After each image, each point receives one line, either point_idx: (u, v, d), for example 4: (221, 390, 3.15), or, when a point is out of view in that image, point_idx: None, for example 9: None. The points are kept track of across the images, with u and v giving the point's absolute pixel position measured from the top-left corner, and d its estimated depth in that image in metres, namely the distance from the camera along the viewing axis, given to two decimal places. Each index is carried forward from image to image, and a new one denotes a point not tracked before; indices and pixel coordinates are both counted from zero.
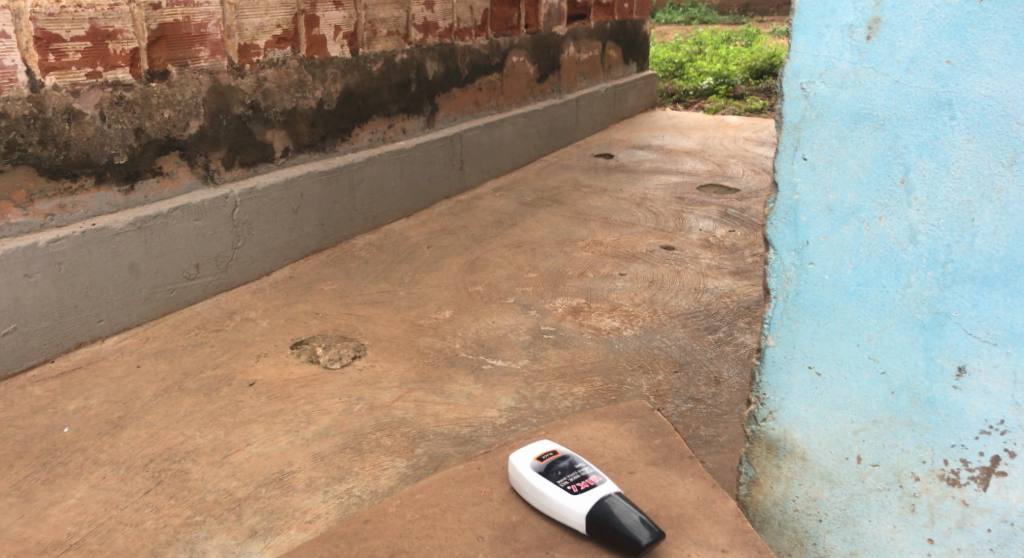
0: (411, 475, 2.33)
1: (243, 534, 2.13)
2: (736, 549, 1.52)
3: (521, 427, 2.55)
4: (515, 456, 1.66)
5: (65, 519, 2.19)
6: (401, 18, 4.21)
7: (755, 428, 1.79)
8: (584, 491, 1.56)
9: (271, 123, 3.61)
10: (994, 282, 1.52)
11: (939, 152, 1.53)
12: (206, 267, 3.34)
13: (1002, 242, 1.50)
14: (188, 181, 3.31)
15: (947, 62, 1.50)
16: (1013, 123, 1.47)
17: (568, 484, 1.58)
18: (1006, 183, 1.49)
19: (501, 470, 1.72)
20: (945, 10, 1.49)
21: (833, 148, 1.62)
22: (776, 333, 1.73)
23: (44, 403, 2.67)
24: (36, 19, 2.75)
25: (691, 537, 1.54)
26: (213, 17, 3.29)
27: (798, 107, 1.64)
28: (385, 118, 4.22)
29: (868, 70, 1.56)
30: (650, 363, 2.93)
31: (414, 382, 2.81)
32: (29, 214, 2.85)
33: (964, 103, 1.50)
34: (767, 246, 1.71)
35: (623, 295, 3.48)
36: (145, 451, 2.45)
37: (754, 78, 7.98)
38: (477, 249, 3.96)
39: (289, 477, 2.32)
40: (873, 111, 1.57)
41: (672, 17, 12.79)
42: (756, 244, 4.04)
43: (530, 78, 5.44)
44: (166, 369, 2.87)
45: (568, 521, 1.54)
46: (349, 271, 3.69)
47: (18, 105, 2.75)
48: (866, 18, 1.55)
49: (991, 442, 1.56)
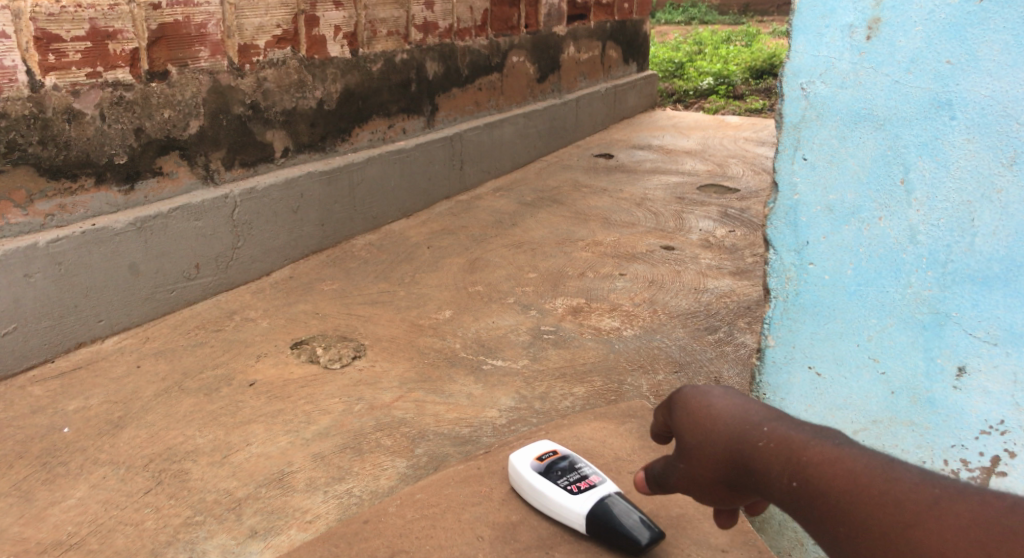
0: (411, 475, 2.33)
1: (244, 534, 2.13)
2: (734, 548, 1.71)
3: (521, 427, 2.55)
4: (518, 458, 1.85)
5: (65, 519, 2.19)
6: (401, 18, 4.21)
7: None
8: (584, 491, 1.75)
9: (271, 123, 3.61)
10: (994, 282, 1.53)
11: (939, 152, 1.54)
12: (207, 267, 3.34)
13: (1002, 242, 1.51)
14: (189, 181, 3.31)
15: (947, 62, 1.52)
16: (1013, 124, 1.48)
17: (568, 484, 1.77)
18: (1005, 184, 1.50)
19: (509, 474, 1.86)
20: (945, 10, 1.51)
21: (833, 148, 1.64)
22: (776, 333, 1.75)
23: (44, 403, 2.67)
24: (36, 19, 2.74)
25: (691, 538, 1.72)
26: (213, 17, 3.29)
27: (798, 107, 1.67)
28: (385, 118, 4.22)
29: (868, 70, 1.59)
30: (650, 363, 2.93)
31: (414, 382, 2.81)
32: (29, 214, 2.85)
33: (964, 103, 1.52)
34: (767, 246, 1.73)
35: (623, 295, 3.48)
36: (146, 451, 2.45)
37: (754, 78, 7.98)
38: (477, 249, 3.96)
39: (289, 478, 2.32)
40: (873, 111, 1.59)
41: (672, 17, 12.80)
42: (756, 244, 4.04)
43: (530, 79, 5.45)
44: (166, 369, 2.87)
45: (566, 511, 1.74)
46: (348, 270, 3.69)
47: (18, 105, 2.75)
48: (866, 18, 1.57)
49: (991, 442, 1.57)
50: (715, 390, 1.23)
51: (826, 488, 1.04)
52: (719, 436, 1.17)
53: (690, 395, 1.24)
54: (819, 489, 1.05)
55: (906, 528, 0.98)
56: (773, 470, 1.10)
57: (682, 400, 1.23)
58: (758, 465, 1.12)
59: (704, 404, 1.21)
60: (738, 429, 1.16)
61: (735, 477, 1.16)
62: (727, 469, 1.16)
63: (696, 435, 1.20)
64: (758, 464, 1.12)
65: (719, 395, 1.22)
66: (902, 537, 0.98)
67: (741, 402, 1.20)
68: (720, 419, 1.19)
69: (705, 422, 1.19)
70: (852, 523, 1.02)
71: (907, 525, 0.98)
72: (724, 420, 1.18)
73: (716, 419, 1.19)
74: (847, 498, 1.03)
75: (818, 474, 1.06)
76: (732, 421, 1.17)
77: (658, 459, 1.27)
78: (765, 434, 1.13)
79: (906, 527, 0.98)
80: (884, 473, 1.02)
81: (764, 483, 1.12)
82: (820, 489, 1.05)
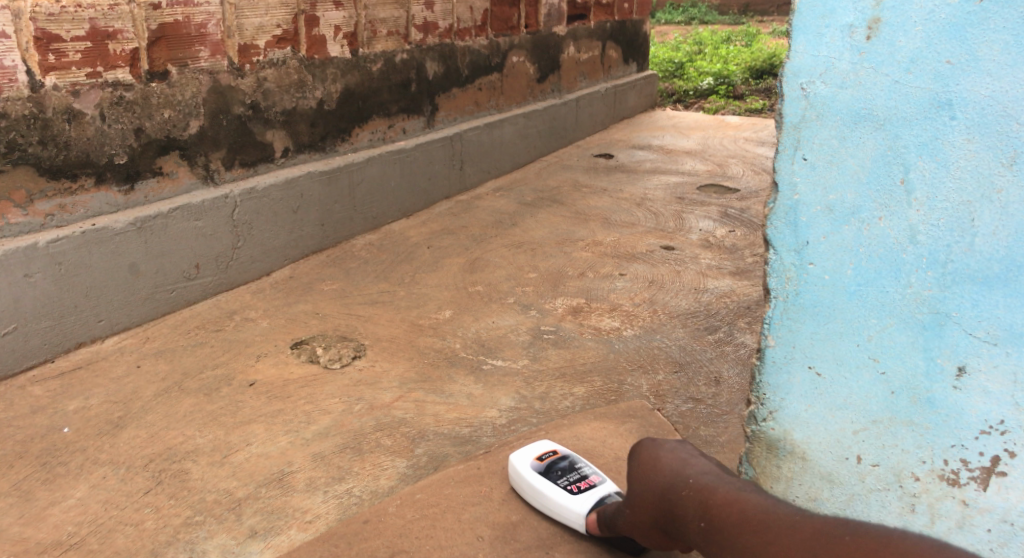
0: (411, 475, 2.33)
1: (244, 534, 2.13)
2: None
3: (521, 427, 2.55)
4: (519, 458, 1.90)
5: (65, 519, 2.19)
6: (401, 18, 4.21)
7: (755, 428, 1.80)
8: (584, 491, 1.80)
9: (271, 123, 3.61)
10: (994, 282, 1.53)
11: (939, 152, 1.55)
12: (206, 267, 3.34)
13: (1002, 242, 1.52)
14: (188, 181, 3.31)
15: (947, 62, 1.52)
16: (1013, 123, 1.49)
17: (569, 484, 1.83)
18: (1005, 183, 1.50)
19: (509, 474, 1.92)
20: (945, 10, 1.51)
21: (833, 148, 1.64)
22: (776, 333, 1.74)
23: (44, 403, 2.67)
24: (36, 19, 2.74)
25: None
26: (213, 17, 3.29)
27: (798, 107, 1.67)
28: (385, 118, 4.22)
29: (869, 70, 1.59)
30: (650, 363, 2.93)
31: (415, 382, 2.81)
32: (29, 214, 2.85)
33: (964, 103, 1.52)
34: (767, 246, 1.73)
35: (623, 295, 3.48)
36: (146, 451, 2.45)
37: (754, 78, 7.99)
38: (477, 249, 3.96)
39: (289, 478, 2.32)
40: (873, 111, 1.59)
41: (672, 17, 12.79)
42: (756, 244, 4.04)
43: (530, 79, 5.45)
44: (166, 369, 2.87)
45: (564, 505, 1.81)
46: (348, 270, 3.68)
47: (18, 105, 2.75)
48: (866, 18, 1.57)
49: (991, 442, 1.56)
50: (665, 446, 1.61)
51: (722, 521, 1.37)
52: (659, 484, 1.54)
53: (646, 448, 1.63)
54: (716, 521, 1.39)
55: (766, 545, 1.29)
56: (690, 513, 1.45)
57: (637, 456, 1.62)
58: (681, 507, 1.48)
59: (653, 458, 1.59)
60: (672, 479, 1.53)
61: (669, 518, 1.52)
62: (663, 512, 1.53)
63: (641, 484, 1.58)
64: (680, 506, 1.48)
65: (667, 451, 1.60)
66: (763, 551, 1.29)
67: (681, 459, 1.57)
68: (663, 471, 1.56)
69: (652, 474, 1.57)
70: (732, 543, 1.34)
71: (767, 542, 1.29)
72: (663, 472, 1.55)
73: (660, 471, 1.56)
74: (733, 526, 1.36)
75: (721, 513, 1.39)
76: (668, 473, 1.54)
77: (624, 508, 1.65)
78: (689, 484, 1.49)
79: (767, 544, 1.29)
80: (759, 508, 1.35)
81: (684, 523, 1.47)
82: (719, 523, 1.38)
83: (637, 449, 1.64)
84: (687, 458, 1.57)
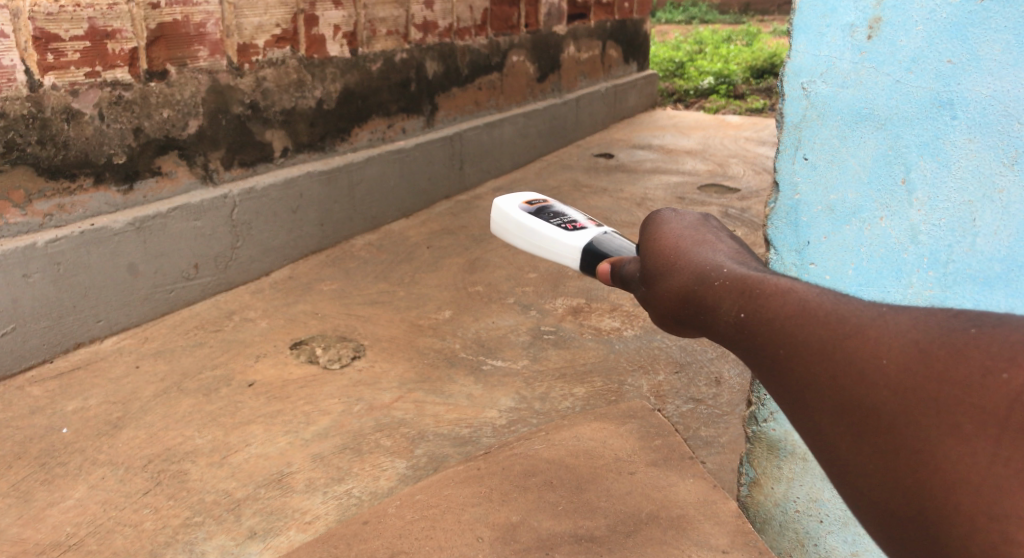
0: (411, 475, 2.32)
1: (243, 535, 2.12)
2: (735, 549, 1.74)
3: (521, 428, 2.54)
4: (502, 201, 1.41)
5: (65, 520, 2.18)
6: (401, 17, 4.20)
7: (755, 428, 1.78)
8: (577, 231, 1.31)
9: (271, 123, 3.61)
10: (995, 282, 1.50)
11: (940, 152, 1.51)
12: (205, 267, 3.33)
13: (1003, 242, 1.48)
14: (188, 181, 3.30)
15: (948, 61, 1.47)
16: (1014, 123, 1.43)
17: (561, 224, 1.33)
18: (1006, 184, 1.46)
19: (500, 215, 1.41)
20: (946, 9, 1.45)
21: (833, 148, 1.61)
22: None
23: (43, 403, 2.67)
24: (35, 19, 2.74)
25: (693, 538, 1.78)
26: (212, 16, 3.28)
27: (798, 107, 1.63)
28: (384, 117, 4.22)
29: (869, 70, 1.54)
30: (650, 364, 2.92)
31: (415, 382, 2.80)
32: (27, 214, 2.83)
33: (965, 103, 1.47)
34: (767, 245, 1.72)
35: (623, 295, 3.48)
36: (145, 452, 2.44)
37: (754, 78, 7.99)
38: (477, 249, 3.95)
39: (289, 478, 2.31)
40: (874, 111, 1.55)
41: (672, 17, 12.76)
42: (756, 244, 4.03)
43: (530, 78, 5.44)
44: (166, 369, 2.86)
45: (562, 260, 1.30)
46: (348, 270, 3.68)
47: (17, 105, 2.74)
48: (867, 18, 1.52)
49: None
50: (689, 226, 1.00)
51: (769, 312, 0.76)
52: (688, 269, 0.91)
53: (665, 233, 1.00)
54: (762, 317, 0.77)
55: (842, 339, 0.70)
56: (724, 306, 0.82)
57: (655, 234, 1.01)
58: (709, 301, 0.85)
59: (680, 247, 0.96)
60: (704, 266, 0.89)
61: (693, 317, 0.89)
62: (684, 307, 0.90)
63: (659, 263, 0.96)
64: (709, 298, 0.85)
65: (697, 233, 0.98)
66: (835, 349, 0.70)
67: (709, 243, 0.95)
68: (689, 256, 0.93)
69: (677, 260, 0.94)
70: (783, 340, 0.74)
71: (844, 335, 0.70)
72: (694, 257, 0.92)
73: (686, 253, 0.94)
74: (788, 320, 0.74)
75: (770, 301, 0.77)
76: (701, 260, 0.91)
77: (635, 288, 1.04)
78: (724, 272, 0.85)
79: (844, 338, 0.70)
80: (832, 297, 0.74)
81: (712, 319, 0.84)
82: (765, 314, 0.77)
83: (653, 225, 1.03)
84: (713, 241, 0.96)
